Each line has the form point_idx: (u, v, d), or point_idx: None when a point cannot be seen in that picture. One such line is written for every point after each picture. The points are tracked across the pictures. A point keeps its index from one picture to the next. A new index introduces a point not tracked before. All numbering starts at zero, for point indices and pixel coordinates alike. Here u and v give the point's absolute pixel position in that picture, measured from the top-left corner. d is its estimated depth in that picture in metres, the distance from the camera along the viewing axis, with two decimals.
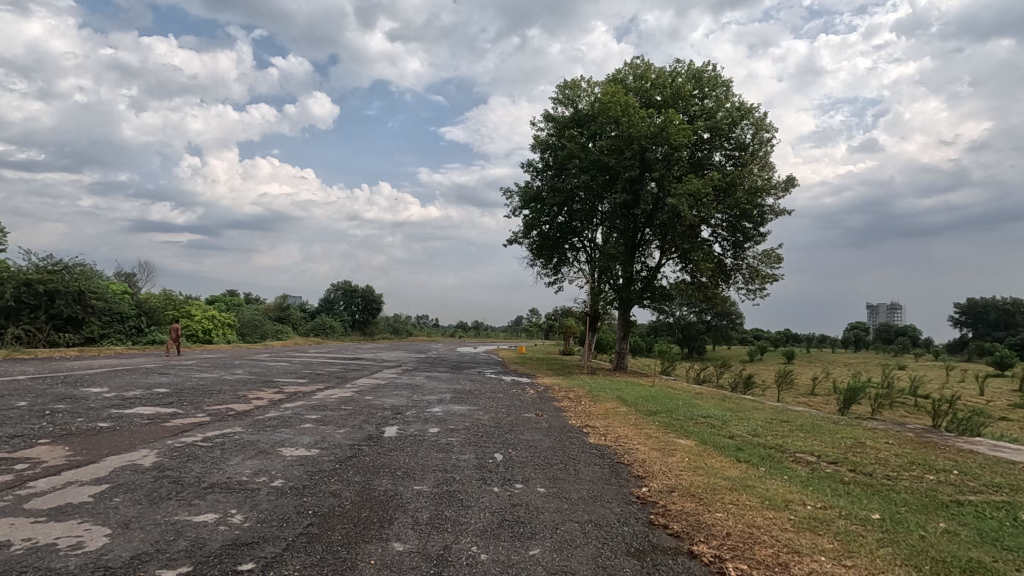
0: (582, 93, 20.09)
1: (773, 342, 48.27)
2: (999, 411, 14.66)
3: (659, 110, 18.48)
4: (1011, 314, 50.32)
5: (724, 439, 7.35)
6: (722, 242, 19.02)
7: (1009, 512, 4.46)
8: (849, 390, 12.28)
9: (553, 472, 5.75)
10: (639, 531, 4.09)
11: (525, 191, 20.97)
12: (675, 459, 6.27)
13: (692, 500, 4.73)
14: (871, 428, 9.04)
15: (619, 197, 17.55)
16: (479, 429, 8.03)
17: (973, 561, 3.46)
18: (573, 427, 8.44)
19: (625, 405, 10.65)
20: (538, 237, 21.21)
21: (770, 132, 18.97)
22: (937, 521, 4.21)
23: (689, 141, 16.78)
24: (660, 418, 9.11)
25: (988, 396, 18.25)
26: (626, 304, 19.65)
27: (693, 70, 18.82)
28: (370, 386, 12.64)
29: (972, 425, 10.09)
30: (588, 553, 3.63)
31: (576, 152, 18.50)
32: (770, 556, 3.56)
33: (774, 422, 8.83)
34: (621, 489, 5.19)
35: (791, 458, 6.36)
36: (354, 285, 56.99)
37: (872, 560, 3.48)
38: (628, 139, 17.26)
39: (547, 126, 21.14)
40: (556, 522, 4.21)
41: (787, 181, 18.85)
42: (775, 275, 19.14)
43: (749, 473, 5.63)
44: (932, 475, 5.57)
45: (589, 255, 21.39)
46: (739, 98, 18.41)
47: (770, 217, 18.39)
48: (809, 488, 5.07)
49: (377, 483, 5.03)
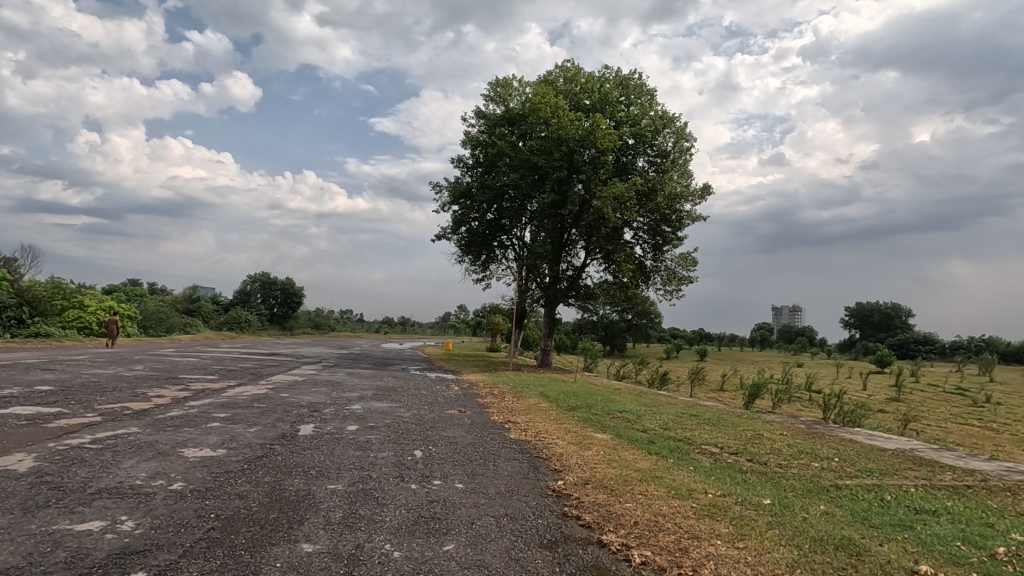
0: (513, 92, 20.25)
1: (687, 341, 51.19)
2: (878, 405, 16.36)
3: (587, 113, 18.95)
4: (891, 317, 56.17)
5: (638, 433, 7.68)
6: (643, 244, 19.82)
7: (877, 493, 4.99)
8: (753, 386, 13.21)
9: (471, 468, 5.76)
10: (553, 523, 4.20)
11: (455, 186, 20.87)
12: (591, 452, 6.50)
13: (604, 492, 4.92)
14: (768, 421, 9.79)
15: (548, 197, 17.88)
16: (400, 426, 7.89)
17: (845, 538, 3.83)
18: (495, 423, 8.52)
19: (546, 401, 10.89)
20: (467, 233, 21.21)
21: (690, 141, 19.96)
22: (818, 504, 4.63)
23: (615, 146, 17.35)
24: (578, 413, 9.42)
25: (869, 391, 20.31)
26: (552, 302, 20.07)
27: (621, 77, 19.48)
28: (287, 383, 12.12)
29: (854, 417, 11.17)
30: (501, 546, 3.68)
31: (506, 151, 18.66)
32: (672, 542, 3.78)
33: (684, 416, 9.36)
34: (537, 482, 5.30)
35: (697, 450, 6.76)
36: (273, 278, 54.52)
37: (761, 541, 3.78)
38: (558, 141, 17.61)
39: (479, 123, 21.18)
40: (472, 517, 4.23)
41: (704, 189, 19.89)
42: (691, 277, 20.17)
43: (658, 465, 5.94)
44: (818, 463, 6.13)
45: (517, 254, 21.65)
46: (662, 106, 19.23)
47: (687, 222, 19.32)
48: (711, 477, 5.42)
49: (288, 483, 4.84)
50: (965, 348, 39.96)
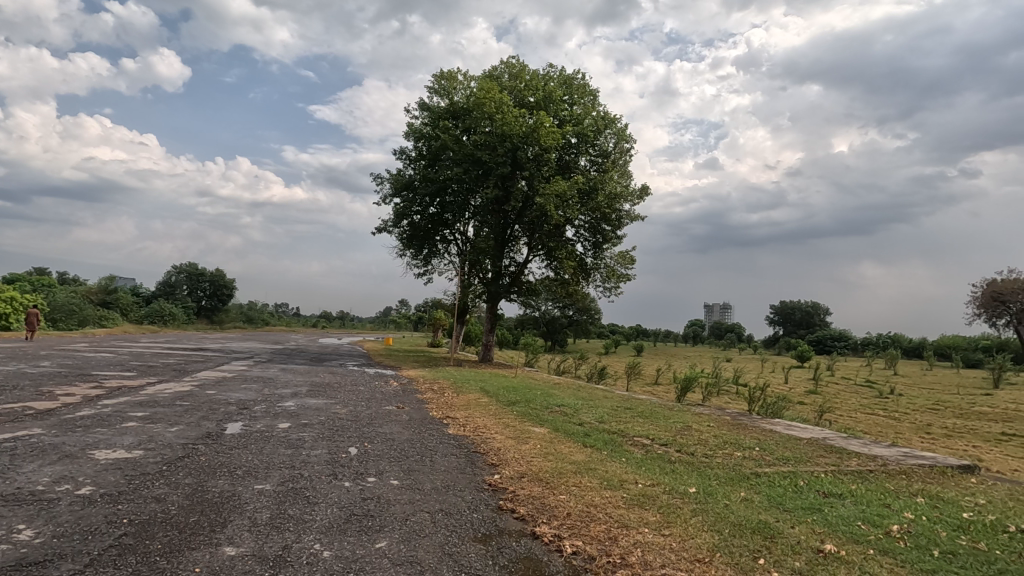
0: (458, 85, 20.11)
1: (625, 337, 52.80)
2: (797, 397, 17.47)
3: (531, 111, 19.09)
4: (810, 315, 60.14)
5: (575, 427, 7.84)
6: (584, 242, 20.18)
7: (792, 479, 5.34)
8: (686, 379, 13.78)
9: (408, 464, 5.69)
10: (487, 516, 4.23)
11: (397, 179, 20.52)
12: (529, 446, 6.58)
13: (539, 484, 5.00)
14: (697, 413, 10.26)
15: (491, 192, 17.91)
16: (335, 422, 7.69)
17: (762, 522, 4.08)
18: (434, 419, 8.45)
19: (486, 396, 10.92)
20: (409, 227, 20.91)
21: (630, 142, 20.50)
22: (738, 491, 4.90)
23: (558, 144, 17.55)
24: (518, 407, 9.52)
25: (790, 384, 21.66)
26: (494, 298, 20.12)
27: (565, 76, 19.75)
28: (214, 379, 11.51)
29: (776, 408, 11.88)
30: (434, 542, 3.66)
31: (450, 145, 18.52)
32: (602, 531, 3.90)
33: (619, 409, 9.67)
34: (474, 477, 5.32)
35: (630, 442, 6.98)
36: (201, 269, 51.67)
37: (685, 528, 3.96)
38: (501, 137, 17.63)
39: (422, 115, 20.91)
40: (406, 514, 4.19)
41: (642, 190, 20.48)
42: (629, 275, 20.74)
43: (592, 457, 6.09)
44: (740, 452, 6.48)
45: (460, 248, 21.56)
46: (604, 107, 19.64)
47: (626, 221, 19.85)
48: (642, 468, 5.62)
49: (211, 484, 4.61)
50: (874, 344, 43.38)
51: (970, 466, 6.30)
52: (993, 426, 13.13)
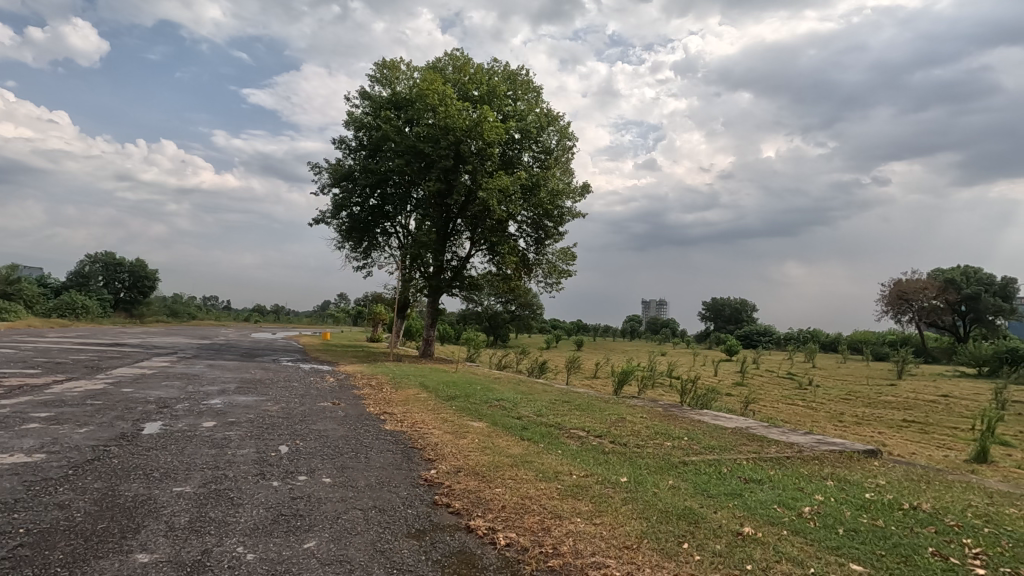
0: (400, 75, 19.71)
1: (566, 332, 53.71)
2: (725, 389, 18.37)
3: (475, 105, 18.98)
4: (739, 311, 63.34)
5: (513, 420, 7.91)
6: (526, 237, 20.30)
7: (716, 467, 5.61)
8: (622, 372, 14.15)
9: (341, 461, 5.54)
10: (422, 512, 4.19)
11: (336, 168, 19.88)
12: (466, 440, 6.57)
13: (475, 478, 5.01)
14: (632, 405, 10.59)
15: (433, 185, 17.71)
16: (265, 421, 7.37)
17: (688, 509, 4.26)
18: (370, 415, 8.27)
19: (425, 391, 10.81)
20: (348, 219, 20.30)
21: (572, 140, 20.79)
22: (667, 479, 5.10)
23: (501, 139, 17.53)
24: (457, 402, 9.49)
25: (719, 376, 22.78)
26: (435, 292, 19.97)
27: (509, 71, 19.75)
28: (131, 377, 10.74)
29: (705, 399, 12.45)
30: (365, 540, 3.59)
31: (391, 135, 18.13)
32: (536, 523, 3.95)
33: (557, 403, 9.83)
34: (409, 472, 5.25)
35: (566, 434, 7.12)
36: (119, 258, 48.18)
37: (615, 516, 4.09)
38: (444, 130, 17.44)
39: (363, 104, 20.35)
40: (337, 512, 4.09)
41: (583, 187, 20.84)
42: (570, 271, 21.08)
43: (529, 450, 6.16)
44: (670, 442, 6.75)
45: (401, 241, 21.19)
46: (547, 104, 19.81)
47: (568, 218, 20.12)
48: (576, 459, 5.74)
49: (124, 488, 4.31)
50: (796, 338, 46.29)
51: (873, 450, 6.85)
52: (896, 413, 14.32)
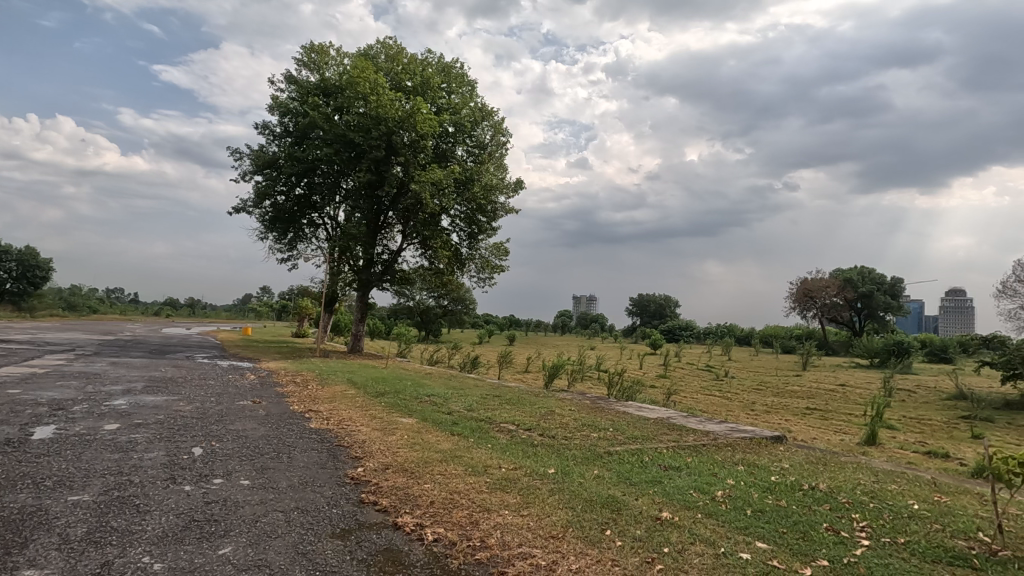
0: (329, 60, 18.96)
1: (498, 327, 54.02)
2: (650, 381, 19.19)
3: (408, 95, 18.60)
4: (663, 307, 66.17)
5: (443, 416, 7.87)
6: (459, 232, 20.18)
7: (638, 456, 5.86)
8: (553, 366, 14.42)
9: (261, 462, 5.30)
10: (347, 511, 4.09)
11: (259, 155, 18.88)
12: (395, 437, 6.46)
13: (403, 475, 4.95)
14: (561, 398, 10.82)
15: (363, 176, 17.22)
16: (176, 422, 6.91)
17: (612, 497, 4.43)
18: (294, 414, 7.95)
19: (353, 388, 10.53)
20: (272, 208, 19.35)
21: (506, 136, 20.86)
22: (592, 469, 5.27)
23: (435, 132, 17.31)
24: (386, 399, 9.31)
25: (644, 369, 23.73)
26: (365, 286, 19.47)
27: (443, 64, 19.51)
28: (19, 377, 9.71)
29: (630, 391, 12.93)
30: (287, 542, 3.46)
31: (319, 122, 17.42)
32: (464, 517, 3.96)
33: (487, 397, 9.88)
34: (334, 471, 5.10)
35: (496, 428, 7.18)
36: (4, 246, 43.32)
37: (542, 507, 4.18)
38: (376, 119, 16.99)
39: (290, 89, 19.44)
40: (256, 515, 3.91)
41: (516, 183, 20.96)
42: (503, 266, 21.18)
43: (459, 445, 6.16)
44: (596, 433, 6.97)
45: (329, 233, 20.47)
46: (482, 99, 19.77)
47: (501, 214, 20.18)
48: (506, 453, 5.80)
49: (8, 500, 3.90)
50: (714, 332, 49.05)
51: (779, 436, 7.39)
52: (801, 402, 15.53)
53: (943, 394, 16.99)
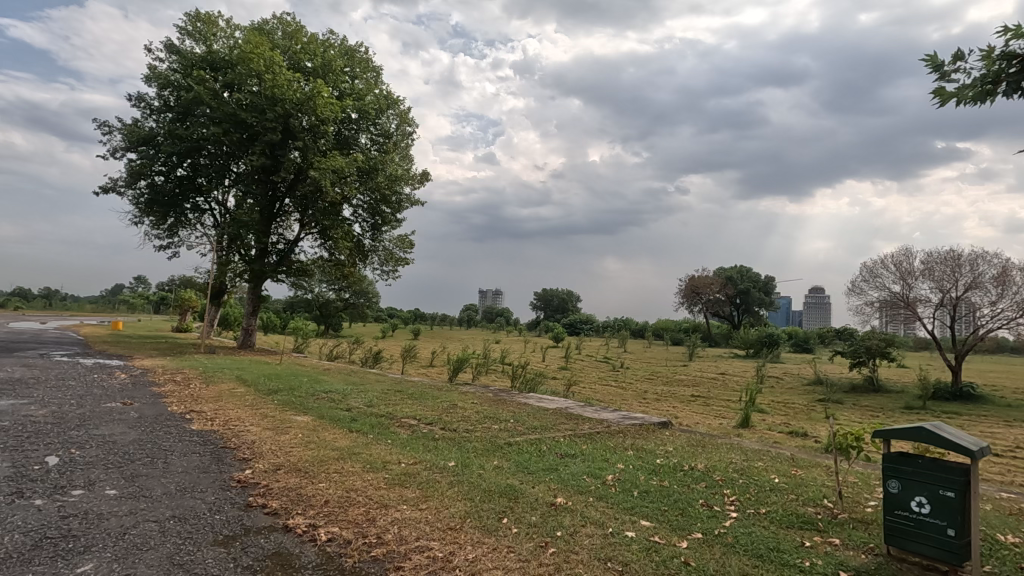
0: (218, 32, 17.49)
1: (403, 321, 53.06)
2: (551, 373, 19.80)
3: (307, 77, 17.63)
4: (565, 301, 68.49)
5: (341, 412, 7.62)
6: (362, 223, 19.51)
7: (537, 445, 6.06)
8: (457, 360, 14.42)
9: (132, 469, 4.81)
10: (232, 516, 3.85)
11: (133, 130, 17.01)
12: (288, 436, 6.16)
13: (297, 475, 4.73)
14: (464, 392, 10.88)
15: (256, 159, 16.10)
16: (26, 428, 6.07)
17: (510, 486, 4.54)
18: (173, 415, 7.30)
19: (242, 386, 9.87)
20: (148, 189, 17.53)
21: (413, 126, 20.46)
22: (492, 460, 5.37)
23: (336, 117, 16.57)
24: (280, 396, 8.83)
25: (546, 362, 24.43)
26: (258, 277, 18.26)
27: (346, 46, 18.72)
28: None
29: (532, 383, 13.28)
30: (161, 554, 3.20)
31: (205, 98, 16.01)
32: (361, 514, 3.88)
33: (389, 392, 9.71)
34: (218, 475, 4.77)
35: (397, 424, 7.07)
36: None
37: (441, 500, 4.20)
38: (271, 100, 15.94)
39: (171, 59, 17.69)
40: (124, 527, 3.57)
41: (423, 175, 20.63)
42: (407, 259, 20.79)
43: (357, 441, 6.00)
44: (497, 425, 7.10)
45: (216, 219, 18.93)
46: (387, 86, 19.23)
47: (406, 205, 19.77)
48: (406, 448, 5.74)
49: None
50: (612, 326, 51.65)
51: (665, 422, 7.96)
52: (686, 390, 16.83)
53: (804, 381, 19.16)
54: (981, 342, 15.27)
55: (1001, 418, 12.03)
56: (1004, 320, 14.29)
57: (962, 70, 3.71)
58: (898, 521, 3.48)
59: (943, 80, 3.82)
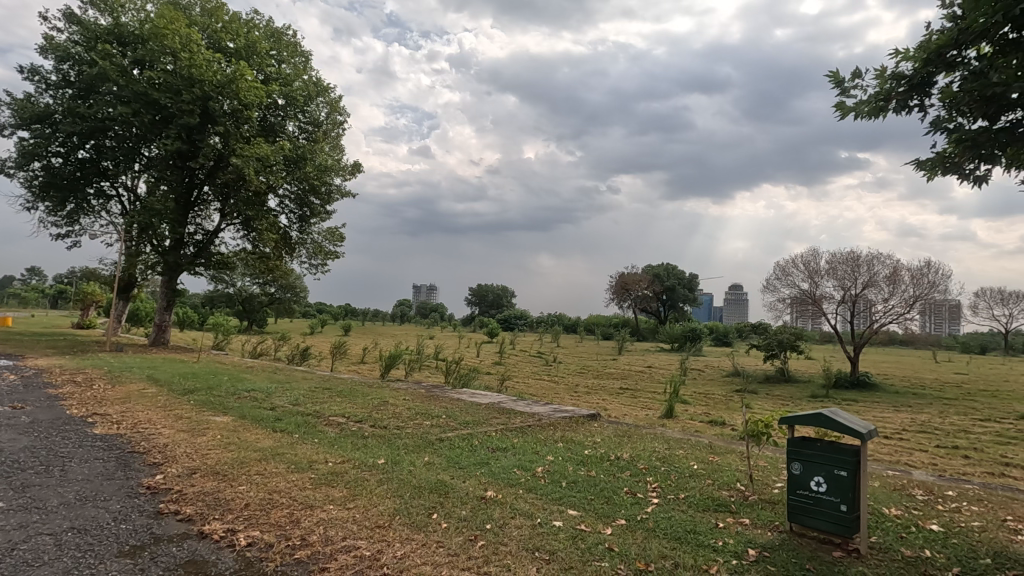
0: (127, 4, 16.13)
1: (333, 317, 51.45)
2: (485, 369, 19.85)
3: (229, 58, 16.62)
4: (500, 297, 68.86)
5: (265, 412, 7.31)
6: (289, 214, 18.69)
7: (468, 440, 6.07)
8: (390, 356, 14.15)
9: (21, 480, 4.38)
10: (141, 524, 3.61)
11: (25, 105, 15.39)
12: (206, 438, 5.83)
13: (214, 479, 4.49)
14: (396, 388, 10.70)
15: (170, 143, 15.01)
16: None
17: (440, 482, 4.54)
18: (72, 419, 6.71)
19: (155, 386, 9.24)
20: (44, 172, 15.93)
21: (344, 115, 19.81)
22: (423, 456, 5.34)
23: (261, 102, 15.76)
24: (197, 396, 8.34)
25: (480, 357, 24.47)
26: (172, 270, 17.07)
27: (273, 29, 17.82)
28: None
29: (466, 378, 13.28)
30: (56, 570, 2.95)
31: (111, 75, 14.73)
32: (284, 516, 3.75)
33: (317, 390, 9.41)
34: (125, 482, 4.44)
35: (324, 422, 6.86)
36: None
37: (370, 498, 4.12)
38: (188, 80, 14.92)
39: (71, 30, 16.14)
40: (13, 542, 3.26)
41: (354, 166, 20.02)
42: (337, 253, 20.15)
43: (281, 441, 5.77)
44: (429, 421, 7.06)
45: (124, 207, 17.49)
46: (316, 73, 18.50)
47: (336, 197, 19.13)
48: (334, 447, 5.59)
49: None
50: (546, 321, 52.49)
51: (594, 414, 8.22)
52: (615, 383, 17.40)
53: (723, 372, 20.34)
54: (876, 335, 16.81)
55: (891, 404, 13.32)
56: (895, 315, 15.92)
57: (860, 86, 4.07)
58: (800, 499, 3.79)
59: (844, 95, 4.17)
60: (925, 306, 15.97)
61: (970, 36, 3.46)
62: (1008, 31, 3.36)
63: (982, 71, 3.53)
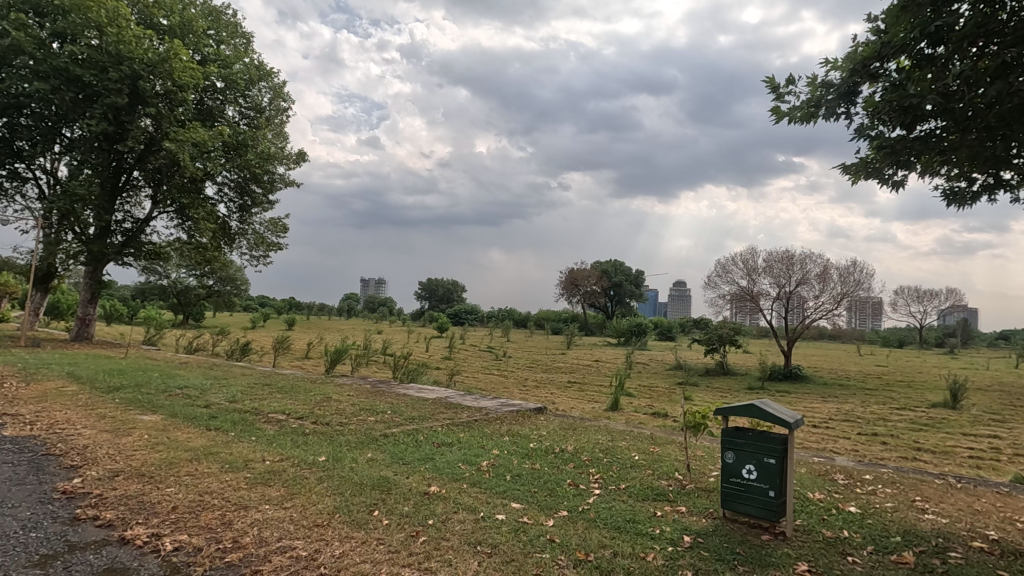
0: None
1: (277, 311, 49.67)
2: (434, 363, 19.68)
3: (162, 36, 15.61)
4: (450, 291, 68.38)
5: (198, 409, 6.96)
6: (227, 202, 17.84)
7: (413, 435, 6.00)
8: (335, 351, 13.78)
9: None
10: (53, 532, 3.36)
11: None
12: (131, 438, 5.50)
13: (138, 481, 4.23)
14: (339, 384, 10.43)
15: (95, 124, 13.98)
16: None
17: (383, 478, 4.46)
18: None
19: (75, 384, 8.62)
20: None
21: (288, 102, 19.08)
22: (365, 453, 5.23)
23: (197, 84, 14.94)
24: (123, 394, 7.84)
25: (429, 352, 24.23)
26: (97, 260, 15.96)
27: (210, 7, 16.89)
28: None
29: (414, 373, 13.12)
30: None
31: (26, 48, 13.55)
32: (215, 518, 3.59)
33: (256, 386, 9.04)
34: (38, 487, 4.12)
35: (263, 420, 6.60)
36: None
37: (308, 496, 4.01)
38: (116, 57, 13.95)
39: None
40: None
41: (298, 155, 19.34)
42: (280, 244, 19.43)
43: (215, 441, 5.50)
44: (373, 417, 6.93)
45: (42, 191, 16.19)
46: (259, 56, 17.71)
47: (279, 186, 18.41)
48: (272, 445, 5.40)
49: None
50: (496, 316, 52.56)
51: (540, 408, 8.29)
52: (563, 377, 17.62)
53: (666, 366, 20.99)
54: (807, 330, 17.78)
55: (820, 395, 14.15)
56: (824, 311, 16.93)
57: (793, 93, 4.27)
58: (731, 486, 3.96)
59: (778, 100, 4.36)
60: (850, 303, 17.09)
61: (891, 50, 3.69)
62: (923, 47, 3.60)
63: (900, 83, 3.77)
